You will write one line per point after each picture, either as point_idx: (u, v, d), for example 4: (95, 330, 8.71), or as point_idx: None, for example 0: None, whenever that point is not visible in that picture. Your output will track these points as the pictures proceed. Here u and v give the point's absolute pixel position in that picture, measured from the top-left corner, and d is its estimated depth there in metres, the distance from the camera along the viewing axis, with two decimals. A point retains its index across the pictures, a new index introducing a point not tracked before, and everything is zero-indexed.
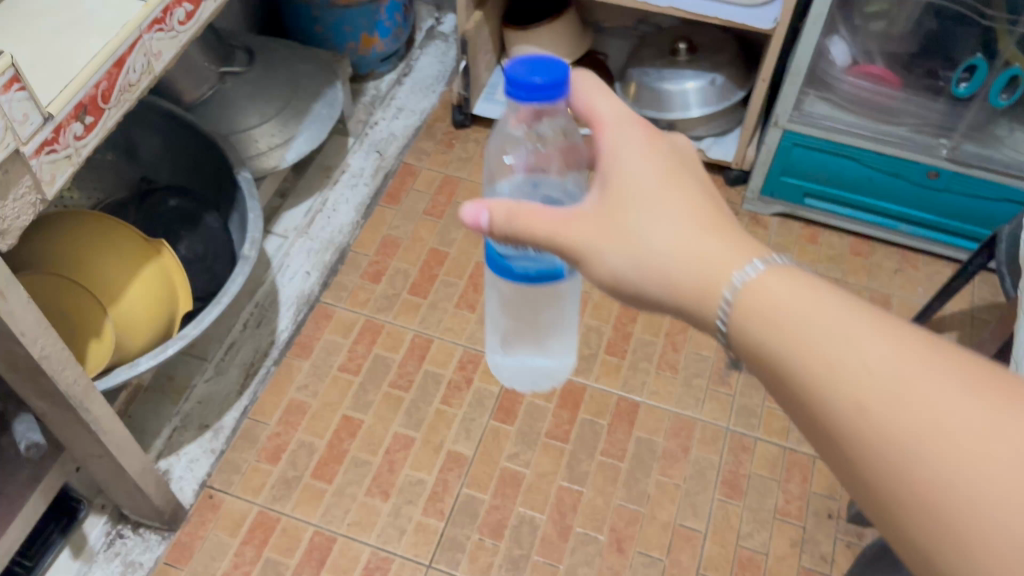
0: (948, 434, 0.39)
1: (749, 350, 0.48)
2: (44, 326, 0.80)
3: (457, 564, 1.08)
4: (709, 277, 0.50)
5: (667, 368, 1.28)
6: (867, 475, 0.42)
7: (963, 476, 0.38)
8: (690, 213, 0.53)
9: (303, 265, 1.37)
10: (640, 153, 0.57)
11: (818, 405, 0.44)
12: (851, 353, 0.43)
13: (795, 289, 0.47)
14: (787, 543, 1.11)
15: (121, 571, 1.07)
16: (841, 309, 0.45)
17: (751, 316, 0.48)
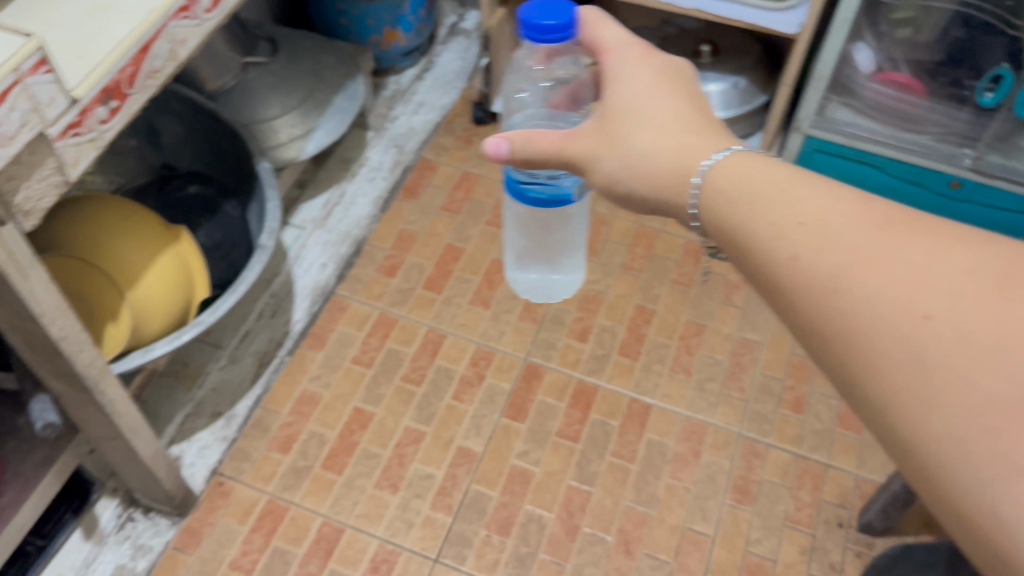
0: (860, 261, 0.45)
1: (717, 227, 0.54)
2: (64, 308, 0.80)
3: (464, 560, 1.08)
4: (686, 164, 0.58)
5: (680, 371, 1.27)
6: (804, 317, 0.47)
7: (868, 293, 0.44)
8: (677, 119, 0.61)
9: (319, 257, 1.37)
10: (638, 74, 0.64)
11: (767, 260, 0.50)
12: (797, 212, 0.49)
13: (752, 168, 0.54)
14: (796, 551, 1.11)
15: (131, 554, 1.08)
16: (798, 183, 0.51)
17: (716, 192, 0.55)
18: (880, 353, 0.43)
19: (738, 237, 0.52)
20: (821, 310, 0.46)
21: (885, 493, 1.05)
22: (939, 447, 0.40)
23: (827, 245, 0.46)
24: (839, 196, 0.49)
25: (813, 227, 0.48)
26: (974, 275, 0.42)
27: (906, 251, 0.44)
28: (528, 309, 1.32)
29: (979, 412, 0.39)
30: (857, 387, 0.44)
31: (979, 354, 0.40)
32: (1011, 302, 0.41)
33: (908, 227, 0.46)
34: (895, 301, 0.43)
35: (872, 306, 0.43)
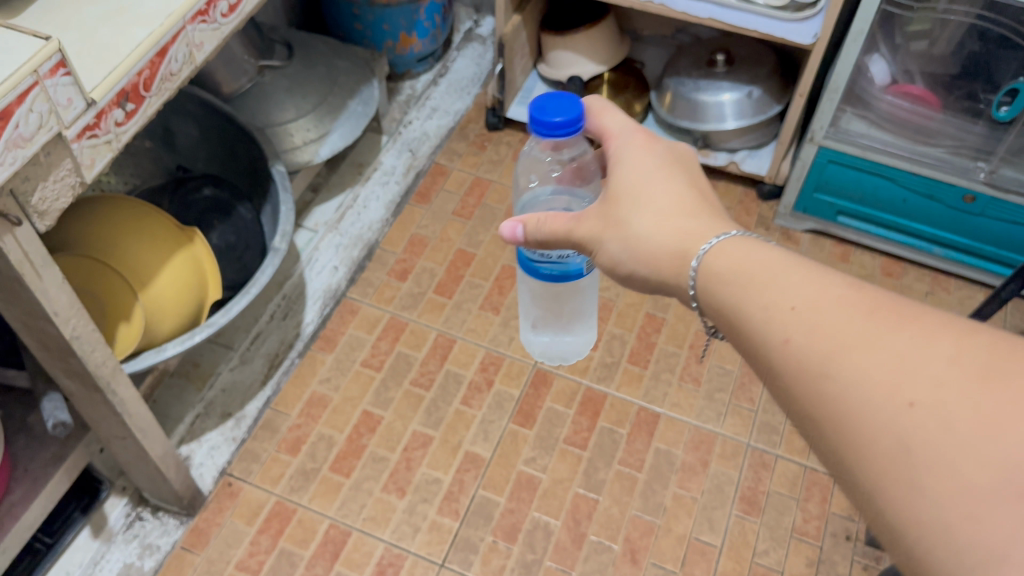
0: (849, 351, 0.46)
1: (714, 306, 0.56)
2: (77, 307, 0.81)
3: (469, 565, 1.08)
4: (687, 246, 0.58)
5: (690, 380, 1.27)
6: (797, 400, 0.49)
7: (858, 383, 0.45)
8: (675, 200, 0.61)
9: (331, 259, 1.38)
10: (640, 159, 0.64)
11: (761, 343, 0.52)
12: (791, 297, 0.51)
13: (748, 250, 0.55)
14: (803, 563, 1.10)
15: (139, 553, 1.08)
16: (792, 266, 0.53)
17: (714, 273, 0.56)
18: (865, 438, 0.44)
19: (735, 318, 0.54)
20: (810, 395, 0.48)
21: None
22: (925, 532, 0.41)
23: (815, 330, 0.48)
24: (830, 281, 0.50)
25: (802, 312, 0.50)
26: (956, 363, 0.43)
27: (892, 338, 0.46)
28: None
29: (960, 499, 0.40)
30: (846, 471, 0.46)
31: (959, 442, 0.41)
32: (989, 392, 0.42)
33: (895, 313, 0.47)
34: (878, 387, 0.44)
35: (857, 392, 0.45)
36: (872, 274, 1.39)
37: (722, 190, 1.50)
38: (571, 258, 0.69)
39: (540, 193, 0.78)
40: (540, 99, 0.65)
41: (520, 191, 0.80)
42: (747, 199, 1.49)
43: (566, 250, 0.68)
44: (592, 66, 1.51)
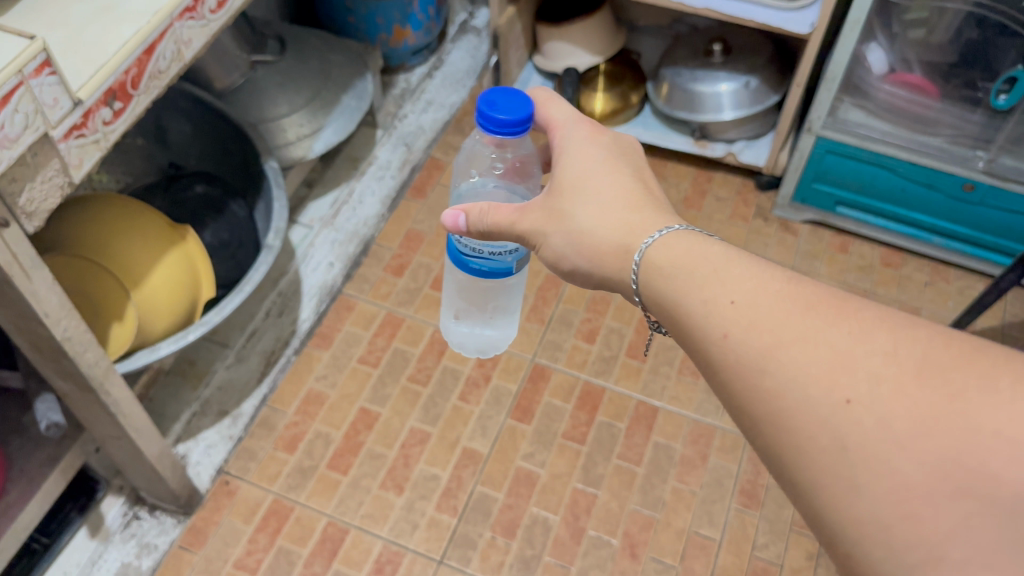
0: (788, 348, 0.47)
1: (656, 300, 0.56)
2: (68, 308, 0.81)
3: (468, 562, 1.08)
4: (630, 237, 0.58)
5: (689, 373, 1.26)
6: (735, 394, 0.49)
7: (797, 381, 0.46)
8: (621, 193, 0.61)
9: (326, 255, 1.37)
10: (586, 151, 0.64)
11: (699, 336, 0.52)
12: (730, 292, 0.51)
13: (690, 244, 0.55)
14: (803, 556, 1.10)
15: (137, 553, 1.08)
16: (733, 258, 0.53)
17: (658, 266, 0.56)
18: (804, 435, 0.45)
19: (676, 312, 0.54)
20: (749, 391, 0.48)
21: None
22: (865, 531, 0.43)
23: (752, 323, 0.49)
24: (769, 276, 0.51)
25: (740, 306, 0.50)
26: (893, 358, 0.45)
27: (831, 333, 0.46)
28: (536, 310, 1.32)
29: (899, 498, 0.42)
30: (785, 466, 0.47)
31: (898, 441, 0.43)
32: (927, 390, 0.43)
33: (833, 306, 0.48)
34: (817, 382, 0.45)
35: (796, 388, 0.46)
36: (871, 264, 1.38)
37: (720, 181, 1.49)
38: (505, 254, 0.67)
39: (481, 183, 0.77)
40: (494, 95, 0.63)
41: (458, 182, 0.79)
42: (745, 190, 1.48)
43: (503, 244, 0.66)
44: (587, 58, 1.49)
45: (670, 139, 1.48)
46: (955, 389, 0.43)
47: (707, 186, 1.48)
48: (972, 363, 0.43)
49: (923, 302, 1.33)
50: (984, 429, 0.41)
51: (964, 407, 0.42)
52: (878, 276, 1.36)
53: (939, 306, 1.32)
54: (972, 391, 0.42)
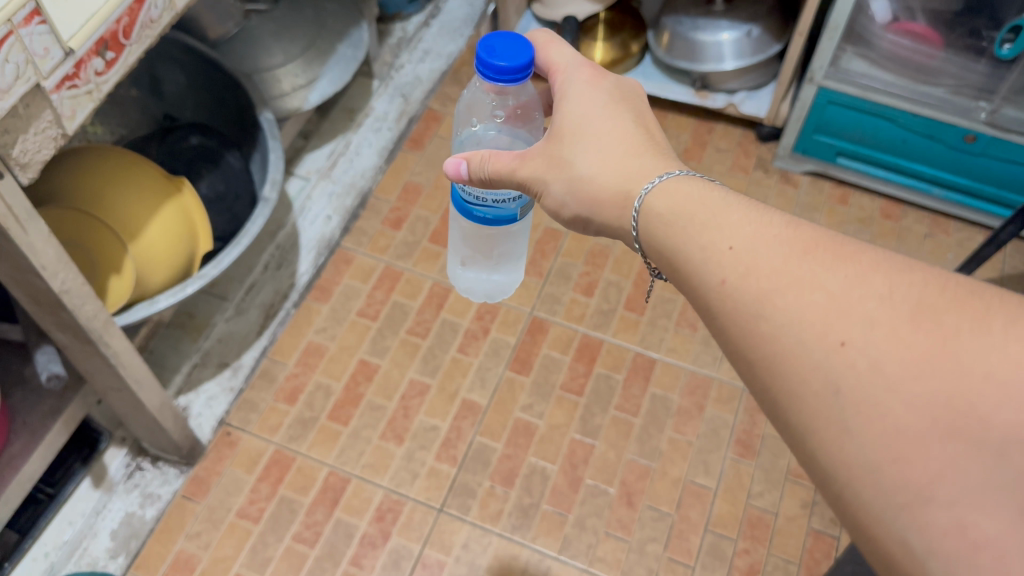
0: (785, 292, 0.47)
1: (656, 247, 0.56)
2: (65, 261, 0.81)
3: (468, 510, 1.11)
4: (631, 184, 0.58)
5: (687, 326, 1.26)
6: (732, 339, 0.50)
7: (793, 325, 0.46)
8: (621, 138, 0.60)
9: (324, 208, 1.36)
10: (587, 95, 0.63)
11: (698, 282, 0.52)
12: (729, 238, 0.51)
13: (691, 191, 0.55)
14: (797, 504, 1.11)
15: (141, 502, 1.09)
16: (733, 205, 0.53)
17: (658, 212, 0.56)
18: (798, 378, 0.45)
19: (674, 259, 0.54)
20: (746, 336, 0.48)
21: None
22: (853, 473, 0.42)
23: (750, 269, 0.49)
24: (768, 222, 0.51)
25: (738, 253, 0.50)
26: (887, 304, 0.45)
27: (826, 279, 0.47)
28: (534, 264, 1.31)
29: (890, 440, 0.42)
30: (778, 409, 0.47)
31: (889, 384, 0.43)
32: (919, 334, 0.43)
33: (827, 252, 0.48)
34: (813, 327, 0.45)
35: (792, 334, 0.46)
36: (870, 216, 1.37)
37: (721, 132, 1.47)
38: (508, 202, 0.67)
39: (482, 131, 0.77)
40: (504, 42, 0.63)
41: (460, 129, 0.79)
42: (746, 141, 1.46)
43: (506, 193, 0.66)
44: (588, 6, 1.43)
45: (670, 90, 1.46)
46: (947, 333, 0.43)
47: (707, 137, 1.47)
48: (966, 307, 0.44)
49: (923, 254, 1.33)
50: (974, 372, 0.42)
51: (954, 350, 0.42)
52: (878, 228, 1.36)
53: (938, 258, 1.32)
54: (964, 334, 0.43)
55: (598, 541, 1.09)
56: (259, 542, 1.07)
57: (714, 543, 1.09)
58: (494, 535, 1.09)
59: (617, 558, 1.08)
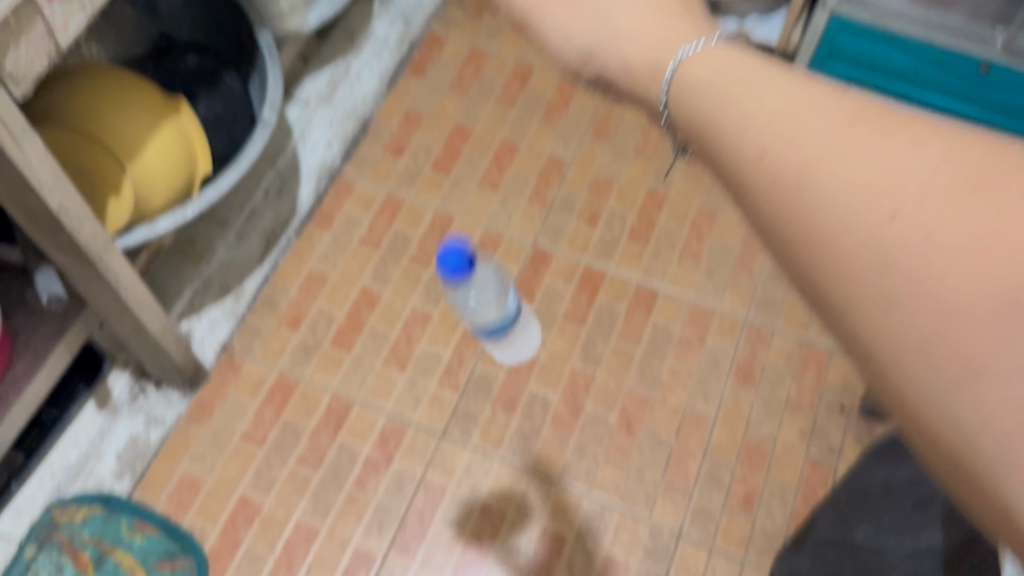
0: (826, 148, 0.30)
1: (685, 119, 0.39)
2: (62, 180, 0.80)
3: (470, 436, 1.12)
4: (606, 19, 0.43)
5: (690, 257, 1.25)
6: (761, 223, 0.33)
7: (832, 194, 0.30)
8: None
9: (325, 133, 1.33)
10: None
11: (718, 153, 0.36)
12: (756, 93, 0.34)
13: (726, 60, 0.38)
14: (796, 434, 1.13)
15: (145, 426, 1.10)
16: (772, 65, 0.36)
17: (683, 85, 0.39)
18: (842, 271, 0.29)
19: (697, 131, 0.38)
20: (776, 216, 0.32)
21: None
22: (929, 397, 0.27)
23: (771, 127, 0.33)
24: (808, 77, 0.34)
25: (753, 109, 0.34)
26: (958, 158, 0.28)
27: (873, 130, 0.30)
28: (538, 193, 1.30)
29: (965, 347, 0.26)
30: (826, 313, 0.31)
31: (975, 269, 0.27)
32: (1012, 200, 0.27)
33: (880, 106, 0.32)
34: (851, 196, 0.29)
35: (816, 200, 0.30)
36: None
37: None
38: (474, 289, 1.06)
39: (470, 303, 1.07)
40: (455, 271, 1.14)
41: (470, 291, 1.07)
42: None
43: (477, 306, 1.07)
44: None
45: None
46: None
47: None
48: None
49: None
50: None
51: None
52: None
53: None
54: None
55: (597, 467, 1.11)
56: (263, 465, 1.09)
57: (711, 470, 1.11)
58: (495, 460, 1.11)
59: (616, 483, 1.10)
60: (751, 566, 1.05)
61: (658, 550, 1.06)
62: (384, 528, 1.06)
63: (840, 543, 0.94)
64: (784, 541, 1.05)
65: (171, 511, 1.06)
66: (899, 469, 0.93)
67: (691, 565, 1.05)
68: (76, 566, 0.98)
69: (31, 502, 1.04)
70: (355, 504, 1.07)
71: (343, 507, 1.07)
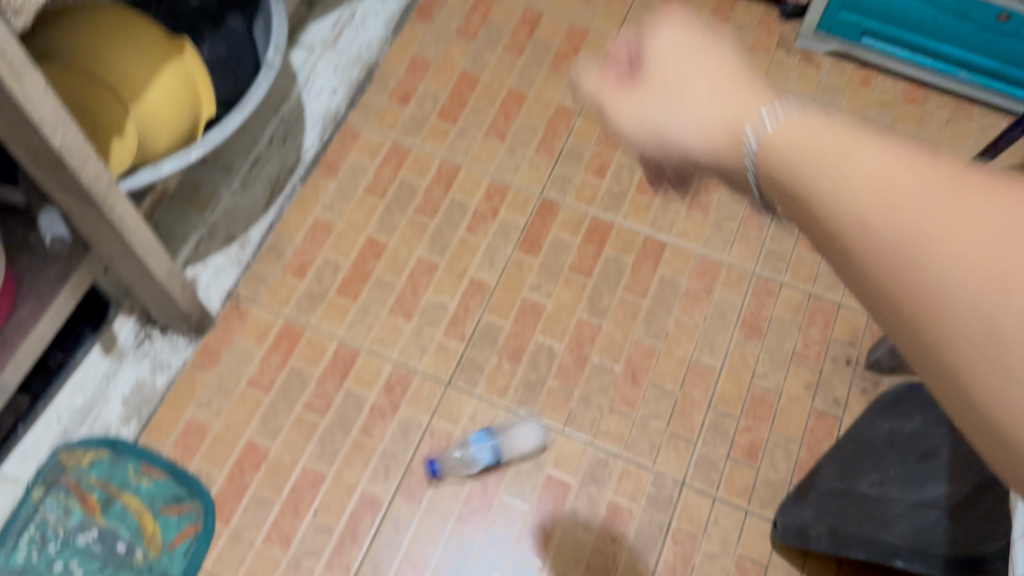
0: (928, 216, 0.33)
1: (778, 182, 0.42)
2: (63, 117, 0.78)
3: (475, 385, 1.13)
4: (715, 130, 0.51)
5: (699, 209, 1.25)
6: (865, 286, 0.36)
7: (939, 263, 0.32)
8: (711, 73, 0.54)
9: (330, 80, 1.31)
10: (697, 45, 0.57)
11: (815, 217, 0.39)
12: (849, 158, 0.37)
13: (812, 125, 0.41)
14: (801, 385, 1.13)
15: (151, 371, 1.11)
16: (862, 129, 0.39)
17: (778, 150, 0.42)
18: (952, 334, 0.32)
19: (791, 194, 0.41)
20: (882, 281, 0.34)
21: None
22: None
23: (867, 196, 0.35)
24: (900, 143, 0.37)
25: (847, 177, 0.37)
26: None
27: (976, 201, 0.32)
28: (545, 143, 1.29)
29: None
30: (935, 370, 0.33)
31: None
32: None
33: (976, 172, 0.34)
34: (955, 259, 0.32)
35: (921, 268, 0.33)
36: (893, 99, 1.35)
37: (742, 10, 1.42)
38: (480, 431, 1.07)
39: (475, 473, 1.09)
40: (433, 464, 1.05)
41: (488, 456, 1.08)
42: (768, 19, 1.41)
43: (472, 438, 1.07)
44: None
45: None
46: None
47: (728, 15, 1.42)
48: None
49: (943, 140, 1.31)
50: None
51: None
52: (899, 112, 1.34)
53: (959, 145, 1.30)
54: None
55: (602, 417, 1.11)
56: (270, 411, 1.10)
57: (715, 421, 1.11)
58: (501, 409, 1.11)
59: (621, 433, 1.10)
60: (754, 516, 1.06)
61: (661, 499, 1.07)
62: (390, 474, 1.07)
63: (844, 492, 0.96)
64: (787, 491, 1.06)
65: (177, 456, 1.07)
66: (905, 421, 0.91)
67: (694, 514, 1.06)
68: (84, 510, 1.02)
69: (38, 446, 1.04)
70: (362, 451, 1.08)
71: (349, 454, 1.08)
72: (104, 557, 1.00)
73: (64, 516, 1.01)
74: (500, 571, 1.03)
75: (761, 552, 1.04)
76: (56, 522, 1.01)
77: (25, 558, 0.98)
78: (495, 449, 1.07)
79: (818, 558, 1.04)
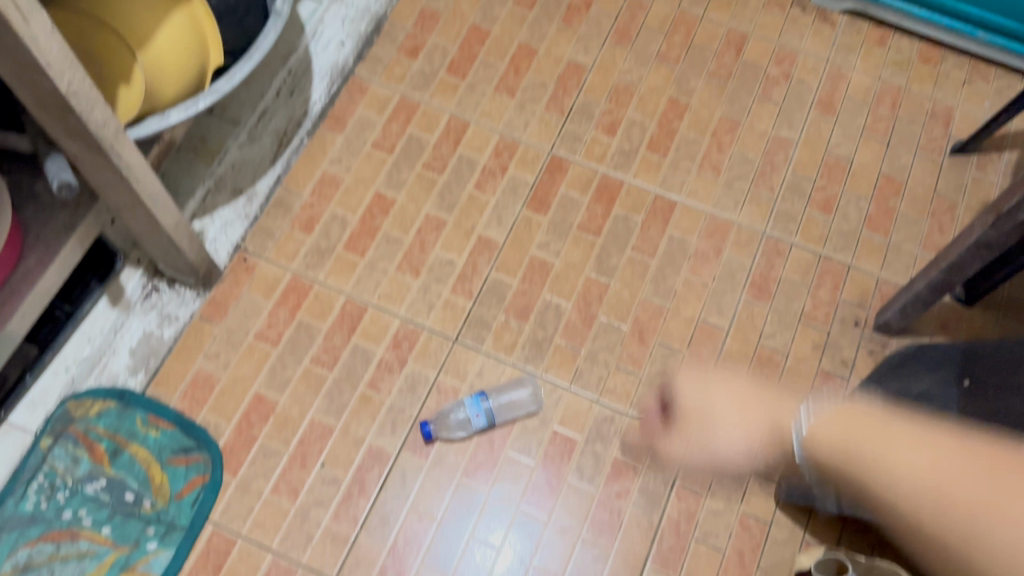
0: (950, 502, 0.56)
1: (831, 448, 0.69)
2: (70, 60, 0.77)
3: (482, 342, 1.12)
4: (727, 462, 1.01)
5: (710, 168, 1.24)
6: (894, 520, 0.62)
7: (954, 503, 0.55)
8: (740, 403, 0.97)
9: (338, 33, 1.29)
10: (742, 417, 0.97)
11: (871, 487, 0.63)
12: (911, 459, 0.60)
13: (842, 415, 0.72)
14: (809, 346, 1.13)
15: (158, 323, 1.11)
16: (900, 426, 0.64)
17: (827, 438, 0.70)
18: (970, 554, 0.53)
19: (857, 468, 0.65)
20: (920, 529, 0.58)
21: (909, 293, 1.07)
22: None
23: (917, 489, 0.58)
24: (932, 441, 0.61)
25: (909, 461, 0.60)
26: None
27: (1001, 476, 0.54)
28: (555, 100, 1.28)
29: None
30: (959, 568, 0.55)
31: None
32: None
33: (991, 444, 0.57)
34: (944, 491, 0.56)
35: (918, 480, 0.58)
36: (908, 60, 1.34)
37: None
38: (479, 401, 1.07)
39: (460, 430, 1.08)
40: (425, 428, 1.05)
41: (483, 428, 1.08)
42: None
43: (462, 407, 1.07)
44: None
45: None
46: None
47: None
48: None
49: (958, 102, 1.30)
50: None
51: None
52: (914, 72, 1.33)
53: (974, 107, 1.29)
54: None
55: (608, 374, 1.11)
56: (278, 364, 1.10)
57: None
58: (507, 366, 1.11)
59: (627, 391, 1.11)
60: (758, 474, 1.07)
61: (666, 456, 1.07)
62: (397, 428, 1.07)
63: None
64: None
65: (185, 408, 1.07)
66: (913, 382, 0.96)
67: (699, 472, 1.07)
68: (92, 460, 1.02)
69: (46, 396, 1.03)
70: (369, 404, 1.08)
71: (357, 407, 1.08)
72: (113, 506, 1.01)
73: (72, 465, 1.02)
74: (505, 525, 1.04)
75: (765, 511, 1.05)
76: (64, 472, 1.01)
77: (35, 506, 0.99)
78: (490, 413, 1.06)
79: (821, 517, 1.04)
